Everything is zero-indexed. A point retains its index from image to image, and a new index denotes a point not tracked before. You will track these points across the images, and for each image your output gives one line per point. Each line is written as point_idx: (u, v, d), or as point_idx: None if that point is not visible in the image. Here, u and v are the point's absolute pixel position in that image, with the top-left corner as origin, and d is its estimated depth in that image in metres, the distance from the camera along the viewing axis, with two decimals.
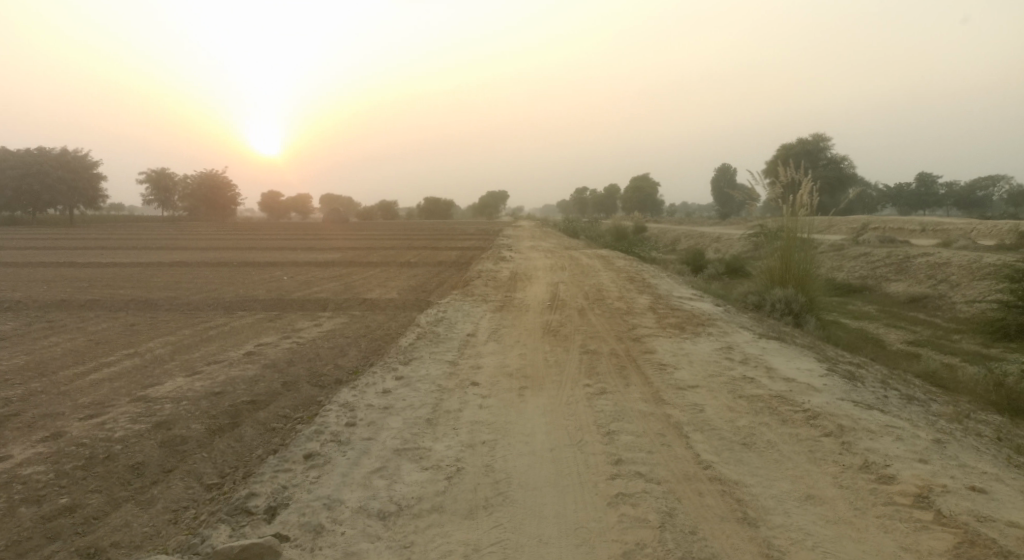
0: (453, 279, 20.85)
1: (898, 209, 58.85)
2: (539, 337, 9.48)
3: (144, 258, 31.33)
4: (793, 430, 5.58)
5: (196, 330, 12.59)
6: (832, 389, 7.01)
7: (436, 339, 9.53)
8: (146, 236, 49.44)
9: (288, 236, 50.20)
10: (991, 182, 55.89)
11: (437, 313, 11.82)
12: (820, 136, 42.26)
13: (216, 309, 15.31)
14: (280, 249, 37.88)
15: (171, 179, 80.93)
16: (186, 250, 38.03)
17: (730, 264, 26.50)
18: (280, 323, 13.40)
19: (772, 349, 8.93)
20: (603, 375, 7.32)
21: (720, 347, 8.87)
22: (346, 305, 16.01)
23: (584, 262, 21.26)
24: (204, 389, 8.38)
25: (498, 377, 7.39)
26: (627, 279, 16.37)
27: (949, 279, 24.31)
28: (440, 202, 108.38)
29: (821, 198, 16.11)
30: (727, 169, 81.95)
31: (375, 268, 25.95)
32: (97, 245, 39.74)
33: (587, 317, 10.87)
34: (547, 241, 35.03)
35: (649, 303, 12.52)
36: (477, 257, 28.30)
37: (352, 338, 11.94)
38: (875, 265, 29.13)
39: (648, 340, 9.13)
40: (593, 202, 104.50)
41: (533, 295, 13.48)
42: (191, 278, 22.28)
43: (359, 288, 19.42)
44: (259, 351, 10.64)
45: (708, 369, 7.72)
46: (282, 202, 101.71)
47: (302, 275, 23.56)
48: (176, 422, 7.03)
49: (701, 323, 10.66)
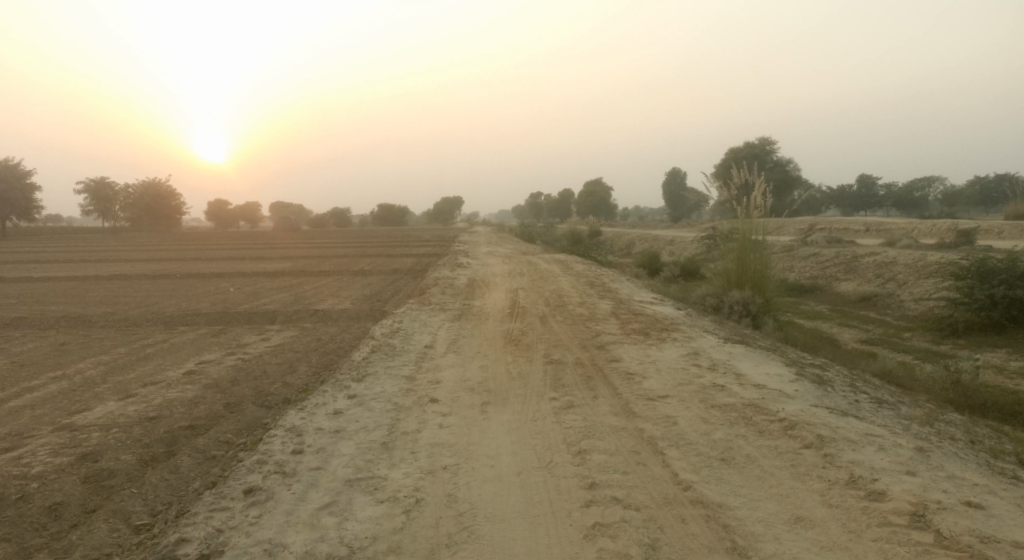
0: (408, 287, 20.28)
1: (841, 211, 60.49)
2: (499, 347, 9.08)
3: (81, 272, 29.80)
4: (773, 442, 5.30)
5: (133, 348, 11.80)
6: (804, 395, 6.78)
7: (391, 351, 9.04)
8: (86, 249, 47.38)
9: (237, 246, 48.75)
10: (927, 183, 57.84)
11: (392, 324, 11.30)
12: (767, 140, 43.00)
13: (156, 325, 14.46)
14: (227, 260, 36.56)
15: (112, 189, 77.93)
16: (127, 262, 36.44)
17: (686, 267, 26.58)
18: (225, 339, 12.68)
19: (739, 354, 8.69)
20: (569, 387, 6.96)
21: (687, 353, 8.60)
22: (296, 316, 15.34)
23: (542, 268, 20.95)
24: (137, 414, 7.72)
25: (458, 392, 6.95)
26: (587, 284, 16.10)
27: (896, 277, 24.81)
28: (394, 209, 107.20)
29: (774, 199, 16.13)
30: (678, 173, 83.14)
31: (327, 278, 25.16)
32: (31, 259, 37.78)
33: (548, 324, 10.52)
34: (503, 247, 34.65)
35: (610, 309, 12.25)
36: (432, 264, 27.72)
37: (302, 352, 11.33)
38: (826, 265, 29.61)
39: (613, 348, 8.81)
40: (547, 206, 104.75)
41: (492, 303, 13.07)
42: (131, 292, 21.17)
43: (310, 298, 18.72)
44: (200, 370, 9.96)
45: (677, 377, 7.43)
46: (230, 211, 99.08)
47: (250, 286, 22.66)
48: (103, 453, 6.39)
49: (665, 328, 10.41)
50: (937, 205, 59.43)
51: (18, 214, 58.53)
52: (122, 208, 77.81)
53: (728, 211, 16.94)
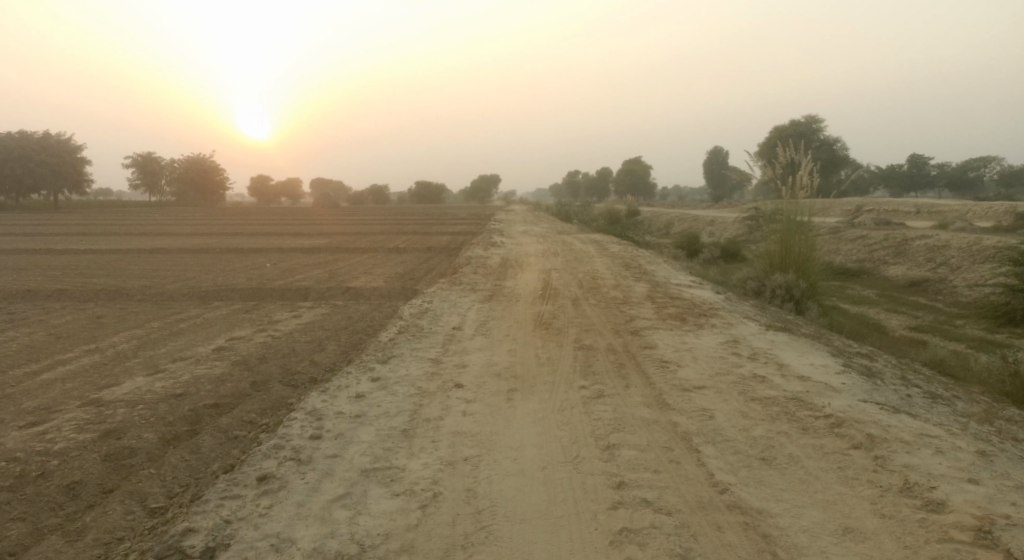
0: (442, 265, 20.11)
1: (890, 192, 58.38)
2: (530, 331, 8.80)
3: (124, 244, 30.36)
4: (818, 440, 4.93)
5: (166, 322, 11.84)
6: (853, 389, 6.35)
7: (418, 333, 8.85)
8: (133, 222, 48.38)
9: (277, 222, 49.27)
10: (983, 162, 55.42)
11: (422, 303, 11.11)
12: (813, 118, 41.48)
13: (191, 299, 14.54)
14: (265, 235, 36.91)
15: (157, 164, 79.42)
16: (170, 235, 37.06)
17: (726, 249, 25.88)
18: (257, 315, 12.66)
19: (782, 342, 8.27)
20: (600, 375, 6.65)
21: (725, 340, 8.21)
22: (328, 294, 15.28)
23: (578, 248, 20.55)
24: (164, 390, 7.69)
25: (484, 377, 6.71)
26: (623, 265, 15.67)
27: (949, 262, 23.76)
28: (432, 185, 107.23)
29: (821, 179, 15.41)
30: (719, 152, 81.25)
31: (362, 254, 25.15)
32: (79, 232, 38.69)
33: (581, 307, 10.21)
34: (539, 226, 34.26)
35: (646, 291, 11.87)
36: (468, 242, 27.55)
37: (331, 330, 11.22)
38: (873, 249, 28.54)
39: (648, 334, 8.46)
40: (585, 185, 103.60)
41: (524, 283, 12.79)
42: (170, 266, 21.44)
43: (344, 275, 18.68)
44: (230, 346, 9.92)
45: (714, 366, 7.07)
46: (272, 186, 100.28)
47: (286, 262, 22.76)
48: (125, 431, 6.34)
49: (703, 313, 10.01)
50: (993, 186, 56.91)
51: (69, 187, 60.07)
52: (167, 182, 79.31)
53: (772, 192, 16.29)
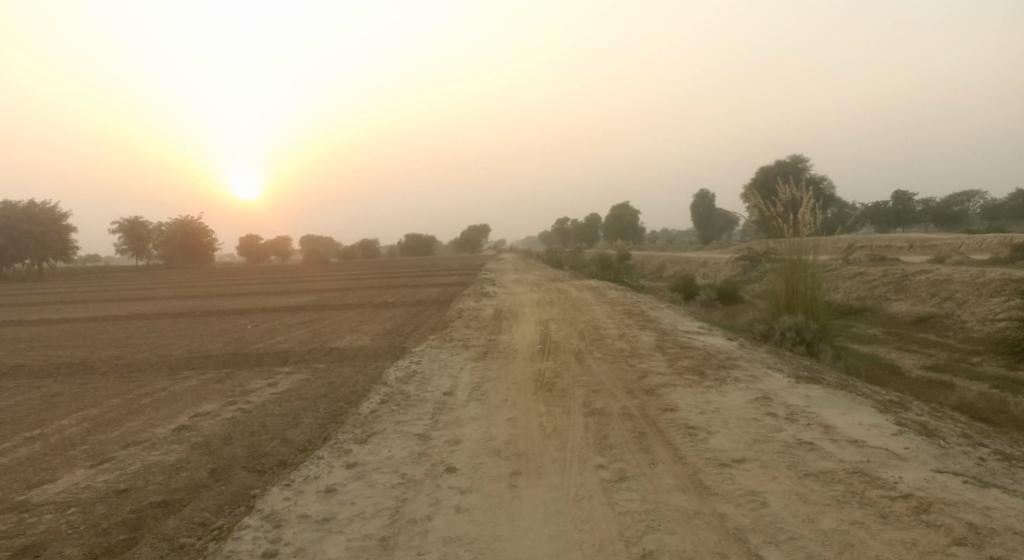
0: (432, 320, 19.08)
1: (877, 227, 58.32)
2: (531, 394, 7.74)
3: (100, 311, 29.06)
4: (906, 535, 3.91)
5: (127, 399, 10.67)
6: (920, 456, 5.33)
7: (404, 401, 7.77)
8: (117, 288, 47.18)
9: (263, 281, 48.23)
10: (965, 196, 55.84)
11: (408, 365, 10.03)
12: (798, 158, 41.27)
13: (159, 370, 13.39)
14: (250, 295, 35.76)
15: (145, 228, 78.48)
16: (149, 299, 35.80)
17: (725, 290, 25.00)
18: (229, 385, 11.53)
19: (819, 397, 7.27)
20: (619, 449, 5.61)
21: (755, 397, 7.19)
22: (310, 356, 14.18)
23: (574, 295, 19.59)
24: (106, 485, 6.57)
25: (481, 458, 5.64)
26: (624, 313, 14.68)
27: (954, 295, 22.94)
28: (421, 238, 106.96)
29: (825, 216, 14.67)
30: (705, 194, 81.40)
31: (349, 311, 24.08)
32: (58, 300, 37.45)
33: (586, 363, 9.18)
34: (531, 274, 33.35)
35: (653, 341, 10.87)
36: (457, 294, 26.55)
37: (310, 400, 10.09)
38: (873, 285, 27.80)
39: (665, 393, 7.43)
40: (574, 231, 103.62)
41: (520, 338, 11.77)
42: (144, 333, 20.24)
43: (328, 335, 17.61)
44: (193, 425, 8.78)
45: (750, 431, 6.03)
46: (261, 245, 99.43)
47: (267, 323, 21.66)
48: (47, 546, 5.23)
49: (721, 365, 8.99)
50: (978, 219, 57.02)
51: (54, 255, 58.86)
52: (155, 246, 78.34)
53: (773, 231, 15.50)
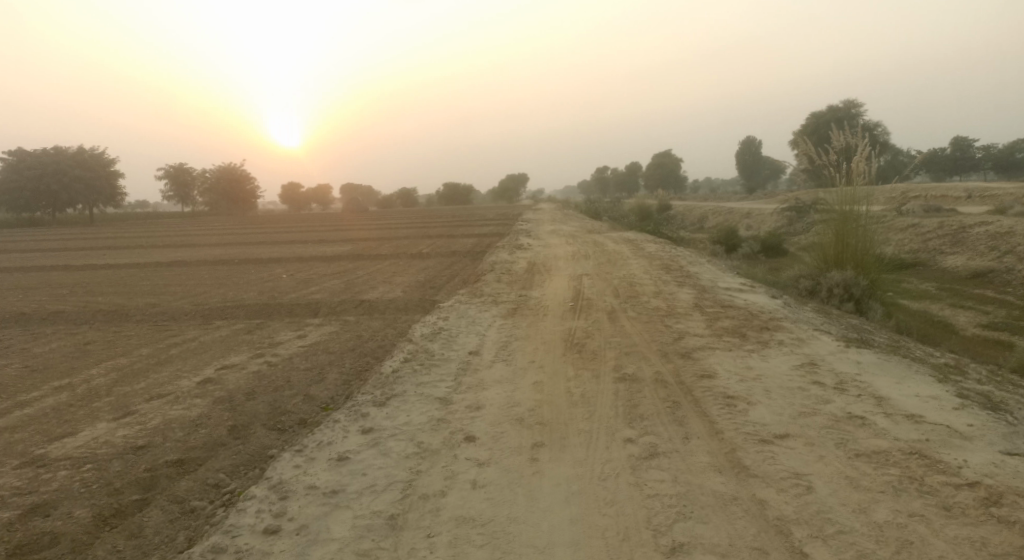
0: (465, 271, 18.78)
1: (931, 176, 55.78)
2: (559, 356, 7.37)
3: (143, 258, 29.51)
4: (972, 533, 3.48)
5: (157, 349, 10.66)
6: (987, 436, 4.82)
7: (427, 361, 7.49)
8: (163, 234, 48.19)
9: (303, 228, 48.55)
10: None
11: (435, 321, 9.74)
12: (851, 103, 39.20)
13: (192, 319, 13.39)
14: (288, 243, 35.97)
15: (189, 174, 79.43)
16: (192, 246, 36.30)
17: (769, 242, 24.08)
18: (258, 336, 11.44)
19: (870, 364, 6.74)
20: (651, 421, 5.22)
21: (800, 363, 6.69)
22: (341, 308, 14.04)
23: (611, 248, 19.02)
24: (125, 440, 6.48)
25: (503, 426, 5.33)
26: (662, 268, 14.11)
27: (1015, 249, 21.66)
28: (460, 186, 106.41)
29: (880, 164, 13.78)
30: (751, 142, 78.63)
31: (383, 261, 23.95)
32: (106, 245, 38.29)
33: (619, 322, 8.74)
34: (568, 224, 32.71)
35: (691, 299, 10.34)
36: (493, 245, 26.18)
37: (336, 355, 9.90)
38: (927, 238, 26.50)
39: (703, 357, 6.98)
40: (614, 180, 101.81)
41: (552, 293, 11.37)
42: (182, 281, 20.42)
43: (361, 286, 17.48)
44: (217, 379, 8.68)
45: (795, 403, 5.57)
46: (301, 192, 100.10)
47: (303, 272, 21.65)
48: (57, 506, 5.13)
49: (764, 326, 8.46)
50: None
51: (103, 201, 60.17)
52: (200, 193, 79.46)
53: (822, 180, 14.65)
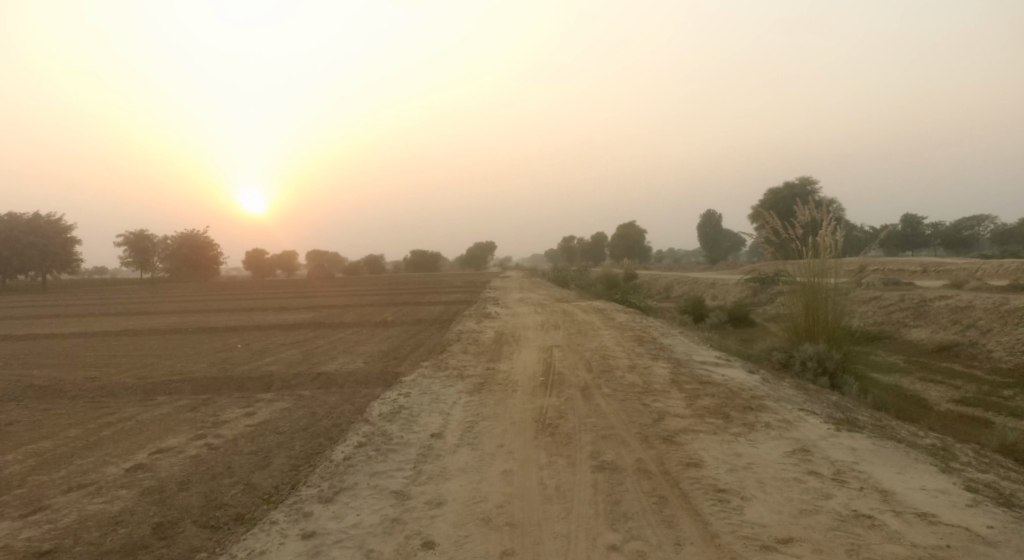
0: (430, 341, 18.07)
1: (886, 251, 57.34)
2: (529, 439, 6.73)
3: (92, 326, 28.09)
4: None
5: (87, 429, 9.68)
6: (1012, 540, 4.30)
7: (385, 445, 6.77)
8: (118, 301, 46.56)
9: (265, 296, 47.31)
10: (975, 221, 54.94)
11: (396, 399, 9.01)
12: (807, 179, 40.26)
13: (132, 394, 12.39)
14: (247, 311, 34.81)
15: (150, 240, 77.86)
16: (145, 313, 34.88)
17: (736, 313, 23.92)
18: (202, 414, 10.52)
19: (866, 451, 6.24)
20: (636, 521, 4.61)
21: (792, 450, 6.17)
22: (296, 381, 13.19)
23: (580, 318, 18.53)
24: (28, 544, 5.60)
25: (468, 528, 4.66)
26: (635, 340, 13.63)
27: (977, 323, 21.81)
28: (427, 254, 106.15)
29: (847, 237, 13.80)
30: (713, 215, 80.37)
31: (345, 330, 23.10)
32: (54, 313, 36.60)
33: (593, 400, 8.15)
34: (535, 293, 32.36)
35: (667, 374, 9.83)
36: (459, 314, 25.57)
37: (286, 435, 9.06)
38: (889, 310, 26.69)
39: (686, 442, 6.41)
40: (579, 249, 102.85)
41: (521, 367, 10.76)
42: (129, 351, 19.28)
43: (320, 357, 16.63)
44: (149, 465, 7.80)
45: (793, 499, 5.01)
46: (266, 258, 98.74)
47: (259, 342, 20.68)
48: None
49: (747, 406, 7.94)
50: (989, 243, 55.94)
51: (58, 267, 58.19)
52: (160, 259, 77.71)
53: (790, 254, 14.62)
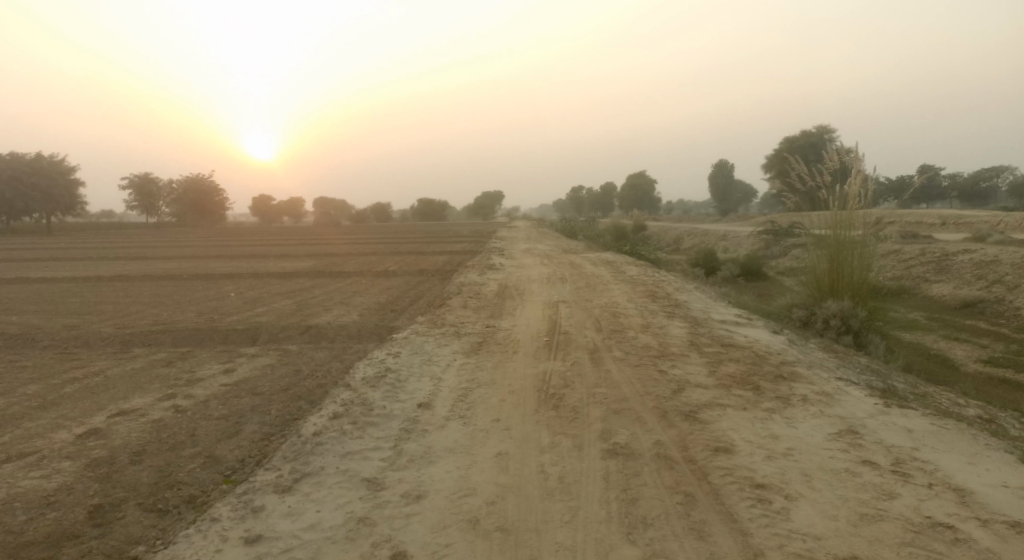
0: (431, 293, 17.17)
1: (901, 203, 55.64)
2: (531, 412, 5.84)
3: (87, 271, 27.30)
4: None
5: (49, 386, 8.87)
6: None
7: (364, 417, 5.89)
8: (121, 245, 45.81)
9: (270, 242, 46.39)
10: (994, 173, 53.17)
11: (383, 359, 8.13)
12: (824, 128, 38.60)
13: (108, 347, 11.55)
14: (248, 257, 33.92)
15: (155, 185, 76.80)
16: (145, 259, 34.01)
17: (750, 266, 22.84)
18: (177, 371, 9.67)
19: (925, 432, 5.29)
20: (658, 530, 3.79)
21: (837, 432, 5.23)
22: (284, 334, 12.34)
23: (588, 271, 17.47)
24: None
25: (451, 536, 3.83)
26: (648, 295, 12.63)
27: (1004, 279, 20.66)
28: (434, 203, 104.67)
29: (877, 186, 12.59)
30: (724, 165, 78.35)
31: (344, 279, 22.23)
32: (53, 256, 35.85)
33: (603, 366, 7.20)
34: (542, 243, 31.21)
35: (685, 335, 8.87)
36: (462, 264, 24.64)
37: (263, 397, 8.18)
38: (909, 264, 25.53)
39: (712, 420, 5.47)
40: (588, 199, 100.97)
41: (523, 324, 9.83)
42: (118, 298, 18.46)
43: (313, 308, 15.75)
44: (105, 429, 6.99)
45: (849, 500, 4.10)
46: (273, 205, 97.70)
47: (254, 290, 19.83)
48: None
49: (778, 375, 6.97)
50: (1007, 197, 54.26)
51: (63, 210, 57.21)
52: (166, 204, 76.75)
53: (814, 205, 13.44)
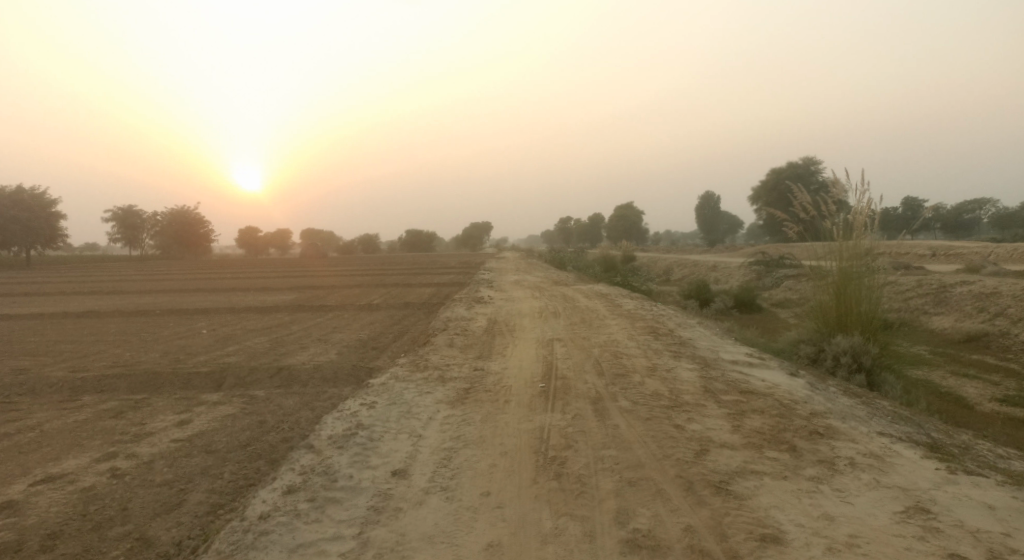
0: (414, 329, 16.13)
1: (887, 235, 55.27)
2: (528, 483, 4.84)
3: (54, 306, 25.98)
4: None
5: None
6: None
7: (327, 491, 4.86)
8: (99, 279, 44.49)
9: (253, 274, 45.14)
10: (977, 205, 52.94)
11: (356, 411, 7.09)
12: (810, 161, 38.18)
13: (54, 394, 10.39)
14: (229, 290, 32.74)
15: (139, 217, 75.52)
16: (120, 293, 32.67)
17: (745, 299, 21.98)
18: (124, 424, 8.55)
19: (1011, 511, 4.32)
20: None
21: (907, 512, 4.27)
22: (253, 377, 11.25)
23: (581, 305, 16.52)
24: None
25: None
26: (650, 332, 11.65)
27: (1007, 311, 19.89)
28: (422, 234, 103.98)
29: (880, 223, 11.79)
30: (711, 197, 78.14)
31: (325, 314, 21.13)
32: (25, 290, 34.40)
33: (610, 420, 6.20)
34: (531, 275, 30.27)
35: (697, 381, 7.88)
36: (449, 298, 23.65)
37: (218, 456, 7.10)
38: (907, 296, 24.81)
39: (750, 495, 4.49)
40: (575, 231, 100.55)
41: (514, 367, 8.83)
42: (80, 337, 17.24)
43: (288, 346, 14.63)
44: (21, 502, 5.89)
45: None
46: (260, 237, 96.57)
47: (228, 327, 18.67)
48: None
49: (813, 430, 6.00)
50: (990, 228, 54.04)
51: (42, 242, 55.65)
52: (150, 235, 75.38)
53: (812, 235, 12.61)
